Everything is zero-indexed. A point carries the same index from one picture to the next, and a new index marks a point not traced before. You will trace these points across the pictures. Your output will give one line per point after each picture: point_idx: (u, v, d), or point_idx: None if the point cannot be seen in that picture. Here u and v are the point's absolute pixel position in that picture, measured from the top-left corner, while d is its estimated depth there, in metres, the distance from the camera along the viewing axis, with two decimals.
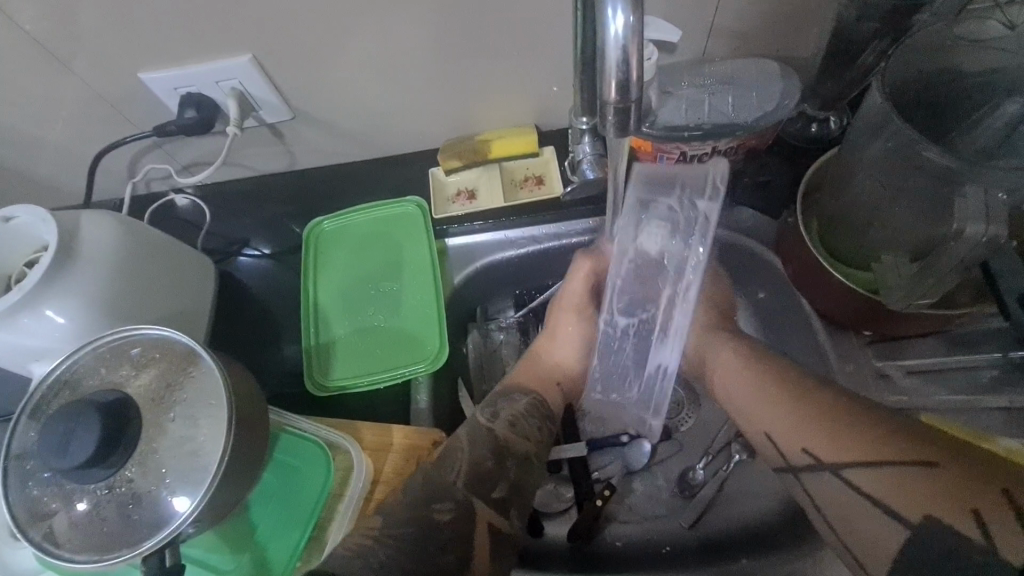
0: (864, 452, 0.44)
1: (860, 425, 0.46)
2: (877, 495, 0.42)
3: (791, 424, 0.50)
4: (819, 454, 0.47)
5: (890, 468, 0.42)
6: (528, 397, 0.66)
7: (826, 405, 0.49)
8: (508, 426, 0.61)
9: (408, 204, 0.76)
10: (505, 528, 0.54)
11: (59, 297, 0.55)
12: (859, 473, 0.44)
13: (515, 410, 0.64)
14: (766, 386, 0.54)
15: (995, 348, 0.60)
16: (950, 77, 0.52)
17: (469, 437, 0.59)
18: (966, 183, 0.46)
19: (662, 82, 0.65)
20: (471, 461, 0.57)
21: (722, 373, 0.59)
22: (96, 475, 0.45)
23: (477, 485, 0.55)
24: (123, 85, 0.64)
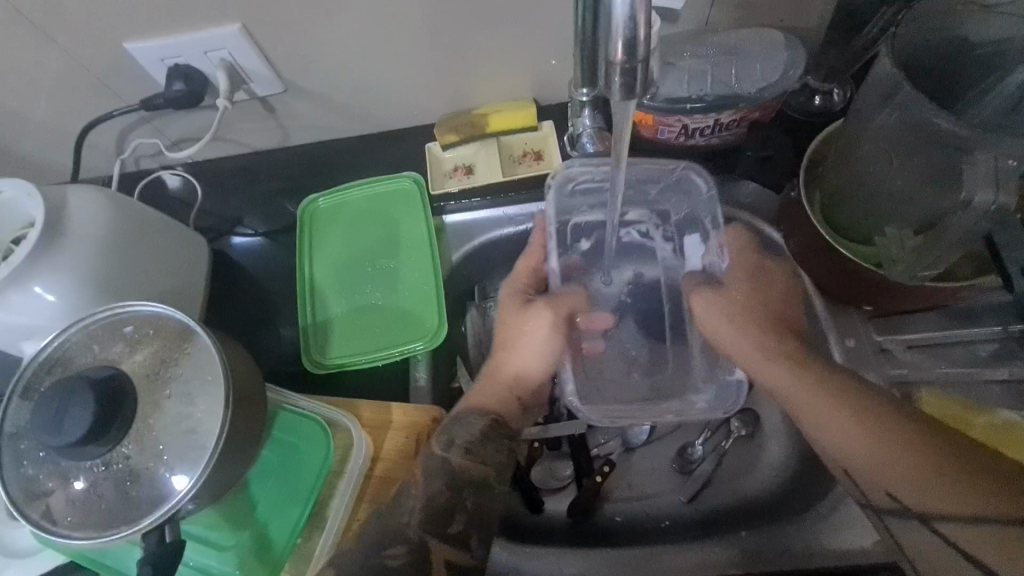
0: (959, 505, 0.42)
1: (954, 469, 0.43)
2: (978, 554, 0.41)
3: (871, 460, 0.46)
4: (906, 499, 0.44)
5: (995, 527, 0.40)
6: (486, 418, 0.58)
7: (917, 443, 0.44)
8: (465, 454, 0.55)
9: (404, 179, 0.74)
10: (461, 562, 0.51)
11: (48, 274, 0.53)
12: (957, 528, 0.42)
13: (472, 436, 0.57)
14: (840, 407, 0.48)
15: (996, 323, 0.60)
16: (960, 45, 0.51)
17: (424, 469, 0.55)
18: (976, 150, 0.45)
19: (664, 53, 0.63)
20: (425, 497, 0.53)
21: (789, 394, 0.52)
22: (93, 452, 0.44)
23: (430, 522, 0.52)
24: (106, 56, 0.61)
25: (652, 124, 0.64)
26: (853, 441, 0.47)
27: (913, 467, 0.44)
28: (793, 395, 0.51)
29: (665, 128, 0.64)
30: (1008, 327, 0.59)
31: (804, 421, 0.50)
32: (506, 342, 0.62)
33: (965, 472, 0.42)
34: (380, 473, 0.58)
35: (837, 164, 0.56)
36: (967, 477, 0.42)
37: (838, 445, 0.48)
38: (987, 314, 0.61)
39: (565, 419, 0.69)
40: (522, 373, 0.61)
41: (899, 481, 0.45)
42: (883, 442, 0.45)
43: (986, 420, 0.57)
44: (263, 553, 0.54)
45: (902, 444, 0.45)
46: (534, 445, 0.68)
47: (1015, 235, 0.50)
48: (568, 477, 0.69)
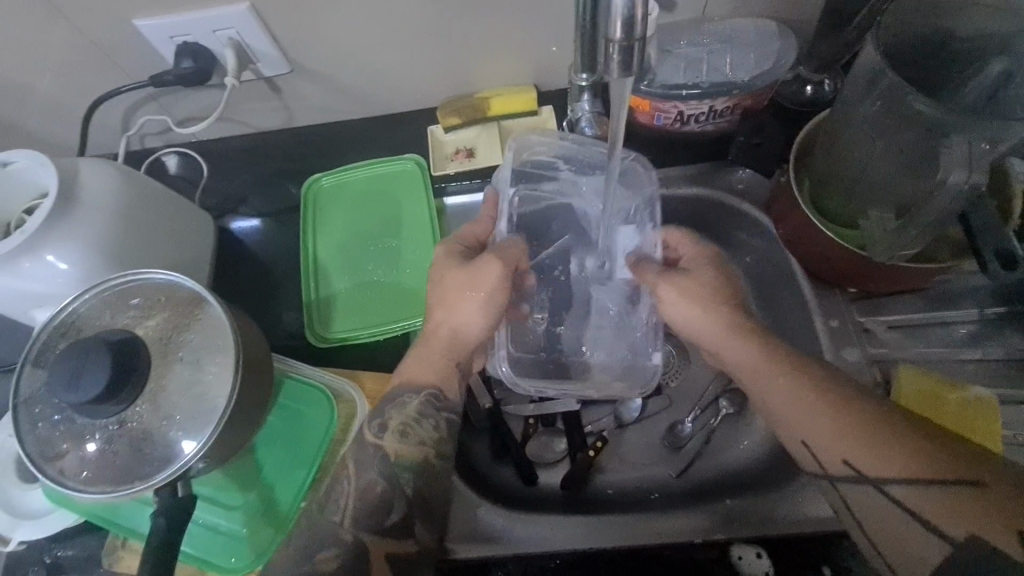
0: (903, 463, 0.45)
1: (899, 433, 0.46)
2: (928, 515, 0.43)
3: (826, 430, 0.49)
4: (859, 465, 0.47)
5: (940, 484, 0.43)
6: (420, 394, 0.57)
7: (867, 413, 0.47)
8: (398, 438, 0.55)
9: (407, 160, 0.77)
10: (401, 552, 0.50)
11: (60, 243, 0.55)
12: (907, 489, 0.44)
13: (405, 416, 0.56)
14: (799, 384, 0.51)
15: (974, 306, 0.63)
16: (945, 38, 0.54)
17: (356, 461, 0.54)
18: (952, 132, 0.48)
19: (662, 41, 0.65)
20: (358, 489, 0.52)
21: (754, 375, 0.55)
22: (108, 410, 0.46)
23: (365, 514, 0.51)
24: (117, 31, 0.62)
25: (648, 110, 0.66)
26: (811, 413, 0.50)
27: (865, 432, 0.47)
28: (760, 373, 0.54)
29: (662, 113, 0.66)
30: (985, 311, 0.63)
31: (767, 398, 0.53)
32: (439, 307, 0.61)
33: (910, 435, 0.45)
34: None
35: (825, 152, 0.59)
36: (913, 439, 0.45)
37: (795, 418, 0.51)
38: (966, 298, 0.64)
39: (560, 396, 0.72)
40: (457, 336, 0.60)
41: (851, 447, 0.47)
42: (838, 411, 0.48)
43: (959, 396, 0.59)
44: (270, 514, 0.56)
45: (852, 412, 0.48)
46: (528, 422, 0.71)
47: (990, 218, 0.53)
48: (563, 451, 0.71)
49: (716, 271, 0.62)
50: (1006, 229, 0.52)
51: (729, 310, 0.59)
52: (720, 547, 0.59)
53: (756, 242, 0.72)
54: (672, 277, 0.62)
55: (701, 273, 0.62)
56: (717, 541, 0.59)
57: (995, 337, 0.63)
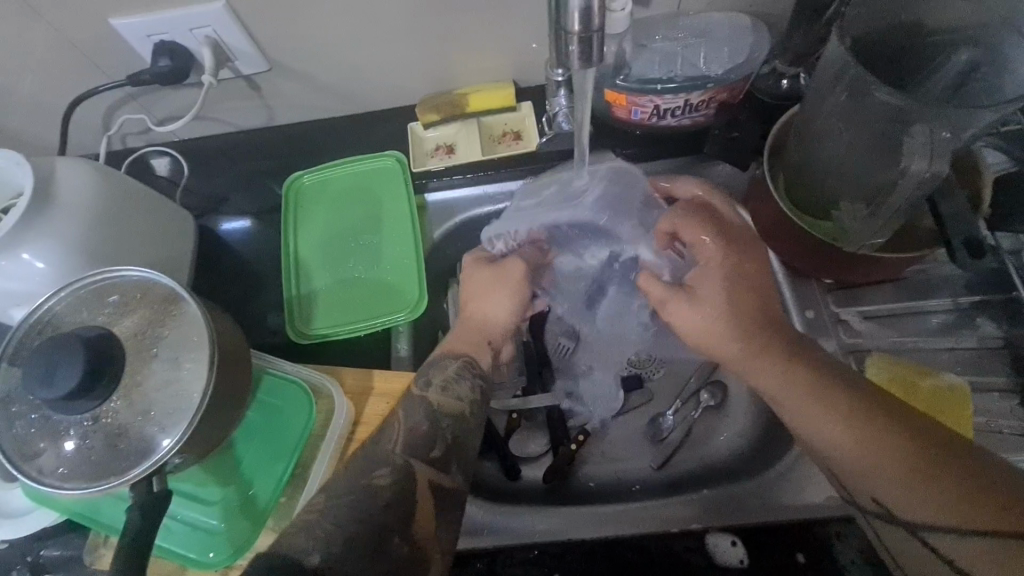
0: (943, 516, 0.46)
1: (942, 484, 0.46)
2: (960, 562, 0.46)
3: (867, 470, 0.49)
4: (894, 509, 0.49)
5: (979, 540, 0.45)
6: (459, 360, 0.61)
7: (909, 457, 0.48)
8: (440, 392, 0.57)
9: (386, 158, 0.77)
10: (443, 484, 0.52)
11: (37, 241, 0.55)
12: (943, 537, 0.46)
13: (447, 375, 0.59)
14: (837, 421, 0.51)
15: (948, 295, 0.64)
16: (913, 32, 0.54)
17: (404, 406, 0.57)
18: (914, 122, 0.48)
19: (637, 36, 0.66)
20: (406, 429, 0.55)
21: (789, 399, 0.53)
22: (83, 406, 0.46)
23: (413, 445, 0.53)
24: (93, 30, 0.63)
25: (625, 105, 0.66)
26: (850, 455, 0.50)
27: (907, 482, 0.47)
28: (789, 401, 0.53)
29: (638, 108, 0.66)
30: (959, 300, 0.64)
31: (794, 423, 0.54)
32: (472, 300, 0.66)
33: (953, 488, 0.46)
34: (360, 436, 0.60)
35: (797, 145, 0.59)
36: (955, 492, 0.46)
37: (835, 452, 0.51)
38: (940, 288, 0.65)
39: (542, 391, 0.72)
40: (488, 320, 0.65)
41: (890, 492, 0.48)
42: (878, 456, 0.49)
43: (933, 382, 0.61)
44: (248, 509, 0.56)
45: (895, 459, 0.48)
46: (511, 416, 0.71)
47: (959, 211, 0.54)
48: (545, 445, 0.71)
49: (730, 284, 0.57)
50: (974, 218, 0.53)
51: (739, 335, 0.56)
52: (697, 536, 0.60)
53: None
54: (682, 298, 0.59)
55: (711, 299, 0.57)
56: (694, 530, 0.60)
57: (970, 326, 0.63)
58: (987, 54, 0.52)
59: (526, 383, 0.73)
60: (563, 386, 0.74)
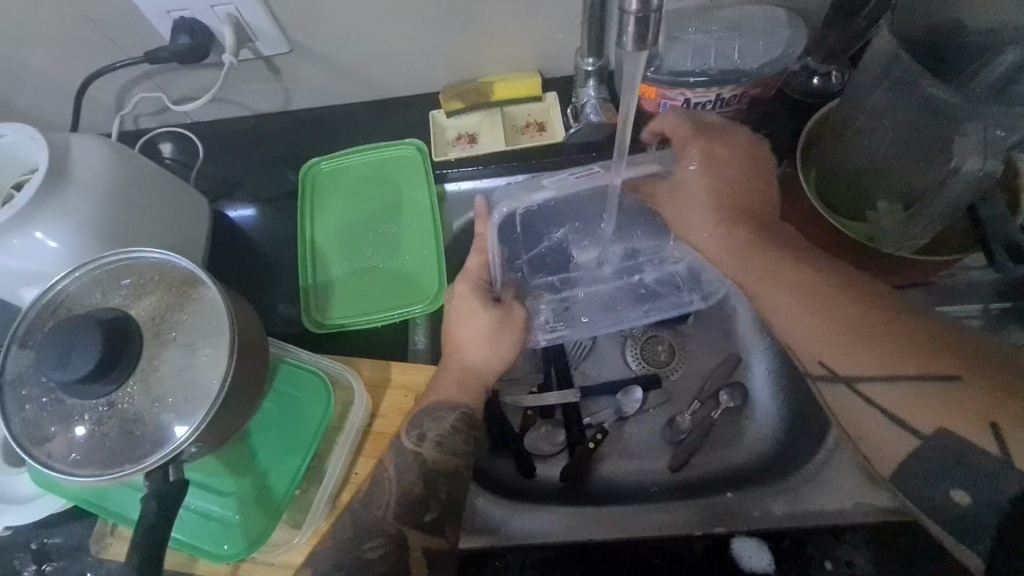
0: (889, 368, 0.46)
1: (885, 341, 0.47)
2: (899, 411, 0.46)
3: (815, 330, 0.49)
4: (837, 367, 0.49)
5: (921, 385, 0.45)
6: (456, 411, 0.57)
7: (865, 312, 0.48)
8: (436, 448, 0.55)
9: (408, 146, 0.75)
10: (439, 547, 0.53)
11: (51, 220, 0.53)
12: (883, 387, 0.47)
13: (441, 430, 0.56)
14: (791, 278, 0.51)
15: (978, 302, 0.64)
16: (962, 27, 0.53)
17: (395, 462, 0.55)
18: (964, 120, 0.47)
19: (670, 28, 0.64)
20: (398, 490, 0.54)
21: (744, 265, 0.54)
22: (99, 391, 0.44)
23: (405, 511, 0.53)
24: (110, 3, 0.61)
25: (654, 97, 0.64)
26: (799, 318, 0.50)
27: (852, 335, 0.48)
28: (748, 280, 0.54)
29: (668, 101, 0.65)
30: (989, 306, 0.64)
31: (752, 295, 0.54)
32: (461, 333, 0.61)
33: (897, 343, 0.46)
34: (378, 429, 0.60)
35: (834, 141, 0.58)
36: (904, 343, 0.46)
37: (785, 311, 0.51)
38: (971, 295, 0.64)
39: (557, 388, 0.70)
40: (482, 363, 0.60)
41: (834, 350, 0.49)
42: (827, 317, 0.49)
43: None
44: (264, 501, 0.55)
45: (842, 320, 0.48)
46: (527, 413, 0.70)
47: (998, 215, 0.54)
48: (561, 444, 0.70)
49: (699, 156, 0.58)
50: (1013, 223, 0.53)
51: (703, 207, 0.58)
52: (719, 539, 0.58)
53: None
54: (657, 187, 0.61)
55: (691, 195, 0.59)
56: (717, 533, 0.59)
57: (1000, 333, 0.62)
58: None
59: (541, 380, 0.72)
60: (581, 384, 0.73)
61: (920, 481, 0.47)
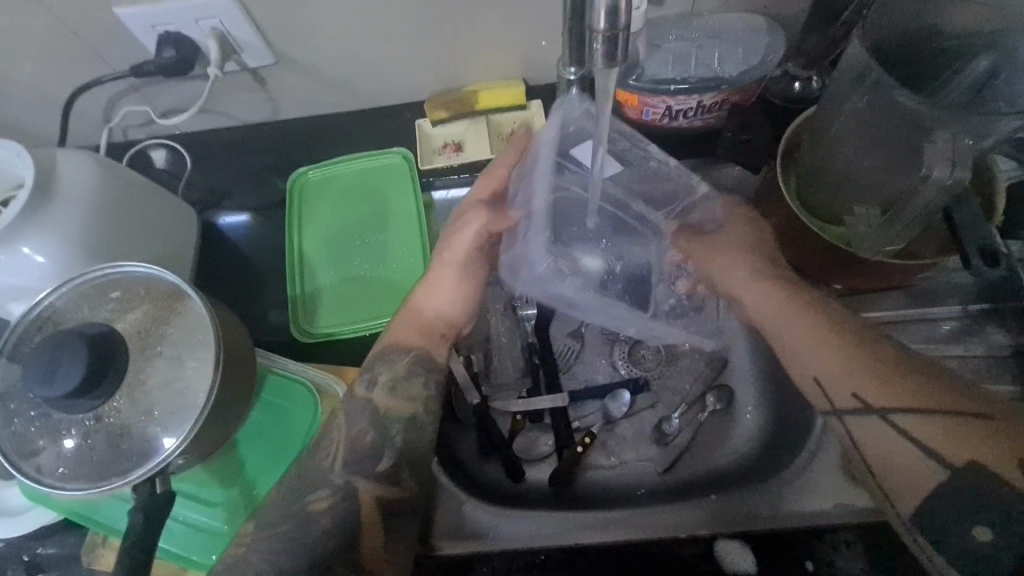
0: (922, 403, 0.49)
1: (913, 383, 0.50)
2: (930, 442, 0.49)
3: (844, 365, 0.53)
4: (870, 400, 0.52)
5: (951, 422, 0.48)
6: (409, 354, 0.60)
7: (888, 351, 0.52)
8: (386, 392, 0.57)
9: (395, 155, 0.76)
10: (394, 499, 0.53)
11: (37, 235, 0.54)
12: (912, 419, 0.50)
13: (394, 372, 0.59)
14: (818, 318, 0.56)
15: (958, 302, 0.64)
16: (936, 35, 0.53)
17: (348, 411, 0.57)
18: (935, 128, 0.48)
19: (650, 36, 0.65)
20: (347, 440, 0.55)
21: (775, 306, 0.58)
22: (85, 405, 0.45)
23: (356, 462, 0.54)
24: (95, 19, 0.61)
25: (637, 105, 0.65)
26: (832, 354, 0.54)
27: (879, 368, 0.52)
28: (774, 318, 0.58)
29: (650, 109, 0.65)
30: (968, 307, 0.64)
31: (781, 331, 0.57)
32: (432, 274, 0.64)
33: (923, 381, 0.50)
34: None
35: (811, 148, 0.59)
36: (927, 381, 0.50)
37: (814, 345, 0.55)
38: (951, 294, 0.65)
39: (546, 393, 0.71)
40: (444, 307, 0.63)
41: (867, 382, 0.52)
42: (859, 355, 0.53)
43: None
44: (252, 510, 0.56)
45: (873, 361, 0.52)
46: (515, 418, 0.70)
47: (972, 218, 0.54)
48: (551, 447, 0.71)
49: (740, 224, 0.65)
50: (988, 227, 0.53)
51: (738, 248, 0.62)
52: (705, 542, 0.59)
53: None
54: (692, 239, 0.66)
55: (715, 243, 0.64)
56: (702, 535, 0.59)
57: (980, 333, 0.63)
58: (1007, 59, 0.51)
59: (530, 385, 0.72)
60: (569, 389, 0.73)
61: (944, 515, 0.49)
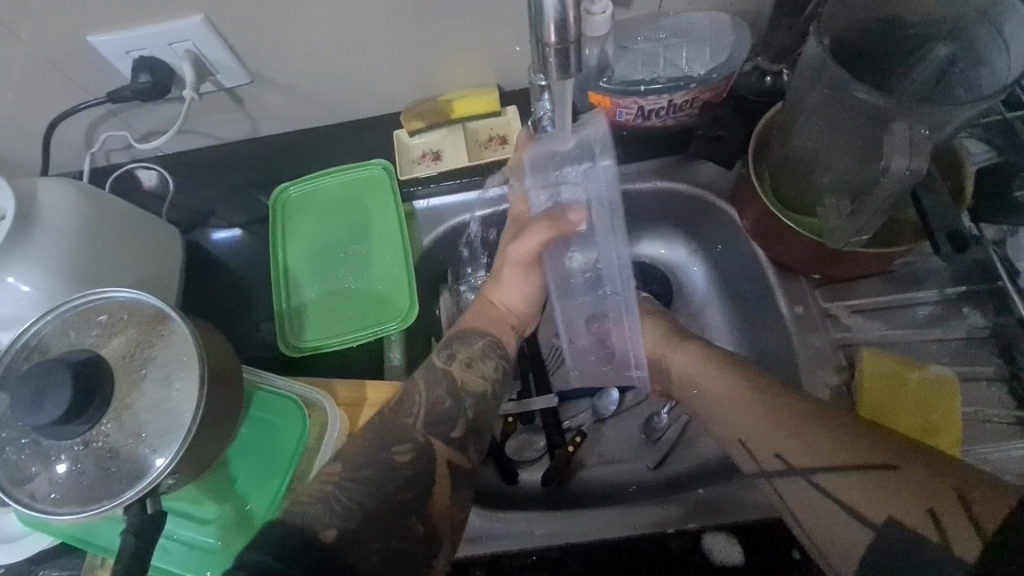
0: (833, 460, 0.50)
1: (825, 440, 0.51)
2: (849, 501, 0.49)
3: (762, 425, 0.55)
4: (790, 459, 0.52)
5: (861, 477, 0.48)
6: (484, 338, 0.64)
7: (798, 410, 0.54)
8: (464, 368, 0.61)
9: (374, 167, 0.76)
10: (461, 464, 0.56)
11: (21, 266, 0.54)
12: (832, 479, 0.50)
13: (471, 352, 0.62)
14: (736, 381, 0.59)
15: (935, 287, 0.65)
16: (897, 26, 0.54)
17: (424, 380, 0.60)
18: (895, 121, 0.49)
19: (619, 38, 0.66)
20: (427, 403, 0.58)
21: (700, 372, 0.63)
22: (73, 431, 0.46)
23: (434, 425, 0.57)
24: (69, 48, 0.62)
25: (610, 107, 0.66)
26: (750, 415, 0.56)
27: (792, 429, 0.53)
28: (700, 377, 0.62)
29: (623, 110, 0.66)
30: (945, 291, 0.64)
31: (704, 386, 0.62)
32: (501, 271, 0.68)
33: (835, 437, 0.51)
34: None
35: (780, 143, 0.60)
36: (841, 436, 0.50)
37: (731, 406, 0.58)
38: (929, 279, 0.65)
39: (538, 394, 0.72)
40: (510, 302, 0.67)
41: (782, 440, 0.53)
42: (774, 414, 0.54)
43: (919, 375, 0.60)
44: (245, 525, 0.57)
45: (785, 419, 0.54)
46: (508, 420, 0.71)
47: (940, 203, 0.55)
48: (542, 449, 0.72)
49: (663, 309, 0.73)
50: (956, 211, 0.54)
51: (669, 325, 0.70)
52: (694, 535, 0.60)
53: (726, 235, 0.73)
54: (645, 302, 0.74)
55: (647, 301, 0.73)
56: (690, 529, 0.60)
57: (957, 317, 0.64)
58: (966, 47, 0.52)
59: (520, 388, 0.73)
60: (557, 389, 0.74)
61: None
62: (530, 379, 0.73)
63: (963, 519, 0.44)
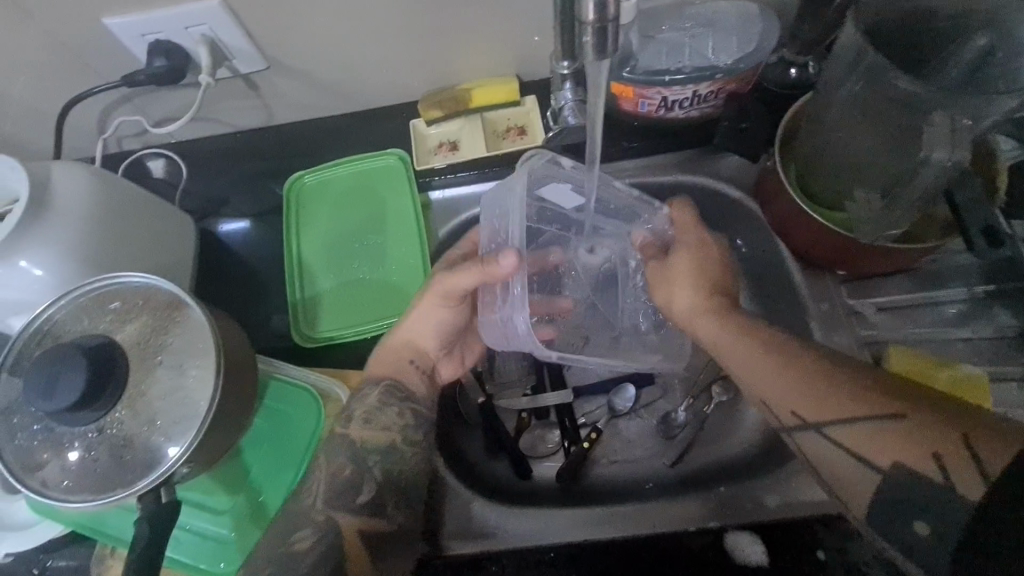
0: (843, 411, 0.46)
1: (840, 394, 0.46)
2: (858, 449, 0.45)
3: (779, 382, 0.49)
4: (803, 413, 0.48)
5: (871, 425, 0.44)
6: (380, 385, 0.61)
7: (817, 368, 0.48)
8: (362, 425, 0.58)
9: (390, 156, 0.76)
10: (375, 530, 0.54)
11: (34, 249, 0.54)
12: (843, 429, 0.46)
13: (367, 406, 0.59)
14: (753, 342, 0.52)
15: (963, 284, 0.63)
16: (933, 15, 0.53)
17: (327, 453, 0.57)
18: (934, 111, 0.48)
19: (643, 27, 0.65)
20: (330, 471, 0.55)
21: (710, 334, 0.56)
22: (87, 417, 0.45)
23: (337, 496, 0.54)
24: (85, 30, 0.61)
25: (632, 97, 0.65)
26: (768, 374, 0.50)
27: (805, 386, 0.48)
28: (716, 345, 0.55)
29: (646, 100, 0.65)
30: (974, 289, 0.63)
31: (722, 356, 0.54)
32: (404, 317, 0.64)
33: (847, 386, 0.46)
34: None
35: (809, 134, 0.59)
36: (850, 387, 0.46)
37: (747, 370, 0.51)
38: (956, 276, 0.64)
39: (551, 389, 0.71)
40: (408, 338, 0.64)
41: (798, 395, 0.48)
42: (782, 369, 0.49)
43: (950, 372, 0.59)
44: (259, 516, 0.57)
45: (799, 378, 0.48)
46: (522, 416, 0.70)
47: (973, 198, 0.53)
48: (556, 445, 0.71)
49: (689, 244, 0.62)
50: (990, 207, 0.53)
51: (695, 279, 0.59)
52: (715, 533, 0.59)
53: (747, 229, 0.71)
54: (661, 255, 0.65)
55: None
56: (711, 527, 0.59)
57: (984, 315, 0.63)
58: (1007, 39, 0.50)
59: (534, 384, 0.72)
60: (573, 384, 0.73)
61: (889, 520, 0.44)
62: (545, 376, 0.72)
63: (969, 463, 0.40)
